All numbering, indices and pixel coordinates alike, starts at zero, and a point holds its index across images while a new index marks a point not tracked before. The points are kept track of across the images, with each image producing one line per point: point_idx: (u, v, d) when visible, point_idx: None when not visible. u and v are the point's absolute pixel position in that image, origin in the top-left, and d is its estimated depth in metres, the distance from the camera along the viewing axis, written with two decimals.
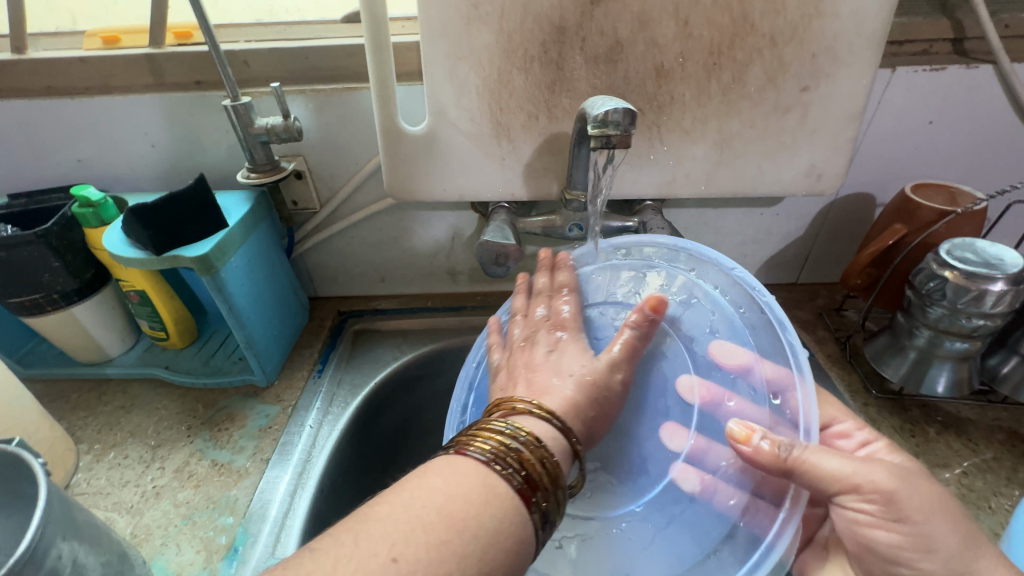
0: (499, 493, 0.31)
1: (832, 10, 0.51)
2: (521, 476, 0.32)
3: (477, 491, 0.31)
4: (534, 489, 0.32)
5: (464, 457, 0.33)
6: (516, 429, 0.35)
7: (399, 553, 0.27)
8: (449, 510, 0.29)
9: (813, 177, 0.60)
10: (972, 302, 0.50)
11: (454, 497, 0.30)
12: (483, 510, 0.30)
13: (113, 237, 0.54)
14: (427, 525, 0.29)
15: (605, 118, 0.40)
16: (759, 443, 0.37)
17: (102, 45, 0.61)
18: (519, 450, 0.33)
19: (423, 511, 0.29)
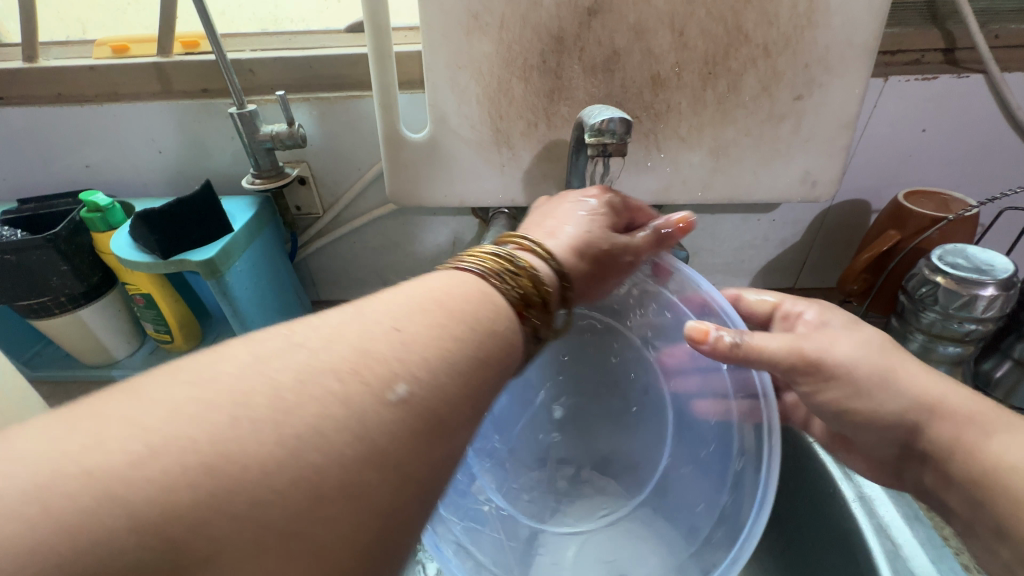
0: (489, 292, 0.33)
1: (823, 21, 0.52)
2: (517, 293, 0.34)
3: (468, 289, 0.32)
4: (528, 306, 0.34)
5: (460, 269, 0.34)
6: (513, 257, 0.36)
7: (401, 327, 0.28)
8: (441, 300, 0.30)
9: (808, 183, 0.61)
10: (963, 307, 0.50)
11: (443, 288, 0.31)
12: (470, 304, 0.31)
13: (121, 242, 0.55)
14: (418, 308, 0.29)
15: (601, 127, 0.41)
16: (719, 334, 0.39)
17: (111, 54, 0.63)
18: (517, 273, 0.35)
19: (415, 296, 0.30)
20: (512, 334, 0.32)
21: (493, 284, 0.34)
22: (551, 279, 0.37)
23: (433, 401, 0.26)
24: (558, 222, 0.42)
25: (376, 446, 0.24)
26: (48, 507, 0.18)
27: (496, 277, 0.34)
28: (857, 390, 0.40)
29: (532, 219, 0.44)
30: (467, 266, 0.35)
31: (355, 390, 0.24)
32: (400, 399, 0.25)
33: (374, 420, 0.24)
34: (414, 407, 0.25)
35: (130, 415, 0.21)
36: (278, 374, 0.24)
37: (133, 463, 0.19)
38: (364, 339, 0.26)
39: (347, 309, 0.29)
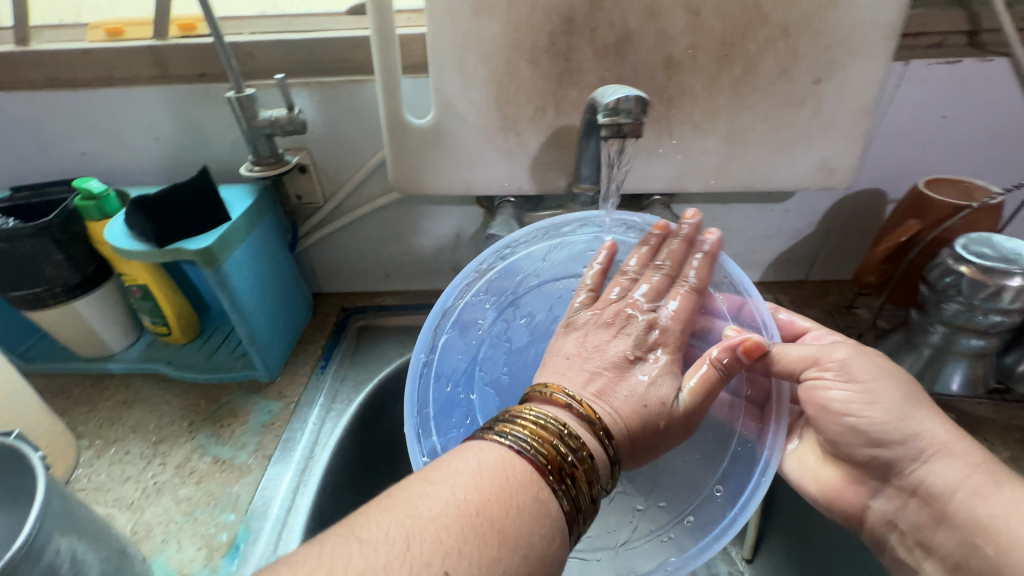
0: (538, 498, 0.28)
1: (845, 0, 0.50)
2: (570, 497, 0.29)
3: (520, 495, 0.28)
4: (578, 510, 0.30)
5: (513, 451, 0.30)
6: (558, 430, 0.32)
7: (452, 566, 0.25)
8: (494, 516, 0.27)
9: (825, 171, 0.59)
10: (989, 298, 0.49)
11: (493, 492, 0.28)
12: (520, 521, 0.27)
13: (116, 230, 0.54)
14: (467, 527, 0.26)
15: (616, 106, 0.39)
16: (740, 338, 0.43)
17: (106, 37, 0.61)
18: (571, 465, 0.30)
19: (465, 508, 0.27)
20: (557, 552, 0.28)
21: (546, 483, 0.29)
22: (600, 452, 0.33)
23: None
24: (619, 376, 0.38)
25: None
26: None
27: (551, 472, 0.29)
28: (871, 397, 0.43)
29: (576, 344, 0.42)
30: (517, 445, 0.30)
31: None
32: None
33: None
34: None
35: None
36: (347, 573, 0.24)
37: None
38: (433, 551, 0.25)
39: (416, 481, 0.28)
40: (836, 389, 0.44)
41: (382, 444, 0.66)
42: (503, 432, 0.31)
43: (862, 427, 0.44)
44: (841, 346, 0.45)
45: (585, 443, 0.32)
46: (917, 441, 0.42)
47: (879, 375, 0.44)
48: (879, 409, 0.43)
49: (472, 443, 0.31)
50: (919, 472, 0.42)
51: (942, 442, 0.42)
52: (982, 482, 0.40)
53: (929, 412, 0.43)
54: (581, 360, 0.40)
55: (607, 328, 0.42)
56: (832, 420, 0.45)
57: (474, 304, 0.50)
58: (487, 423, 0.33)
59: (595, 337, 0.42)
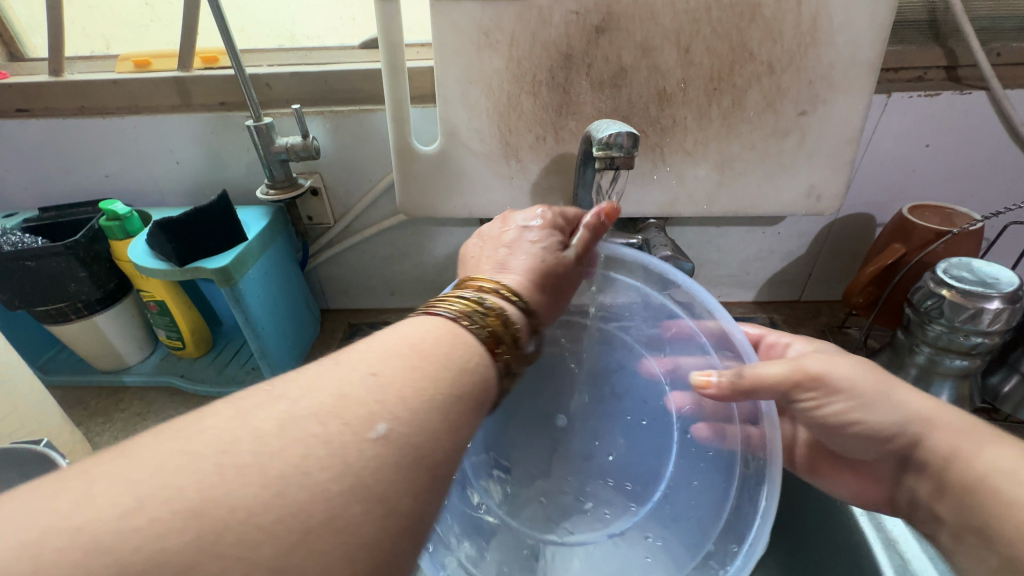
0: (460, 344, 0.31)
1: (826, 39, 0.53)
2: (487, 332, 0.33)
3: (441, 345, 0.30)
4: (497, 343, 0.33)
5: (430, 314, 0.33)
6: (481, 298, 0.35)
7: (380, 371, 0.27)
8: (417, 345, 0.30)
9: (812, 197, 0.62)
10: (969, 320, 0.51)
11: (415, 342, 0.30)
12: (443, 355, 0.30)
13: (138, 249, 0.57)
14: (397, 354, 0.29)
15: (609, 141, 0.42)
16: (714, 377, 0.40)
17: (133, 69, 0.65)
18: (484, 312, 0.34)
19: (375, 363, 0.28)
20: (486, 374, 0.31)
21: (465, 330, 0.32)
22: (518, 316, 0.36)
23: (417, 437, 0.25)
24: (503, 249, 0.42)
25: (368, 485, 0.23)
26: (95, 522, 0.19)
27: (469, 319, 0.33)
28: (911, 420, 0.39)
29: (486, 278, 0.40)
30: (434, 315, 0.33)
31: (338, 433, 0.24)
32: (383, 435, 0.24)
33: (357, 457, 0.23)
34: (399, 445, 0.24)
35: (112, 479, 0.21)
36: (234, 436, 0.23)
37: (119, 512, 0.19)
38: (344, 384, 0.26)
39: (328, 359, 0.28)
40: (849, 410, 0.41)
41: None
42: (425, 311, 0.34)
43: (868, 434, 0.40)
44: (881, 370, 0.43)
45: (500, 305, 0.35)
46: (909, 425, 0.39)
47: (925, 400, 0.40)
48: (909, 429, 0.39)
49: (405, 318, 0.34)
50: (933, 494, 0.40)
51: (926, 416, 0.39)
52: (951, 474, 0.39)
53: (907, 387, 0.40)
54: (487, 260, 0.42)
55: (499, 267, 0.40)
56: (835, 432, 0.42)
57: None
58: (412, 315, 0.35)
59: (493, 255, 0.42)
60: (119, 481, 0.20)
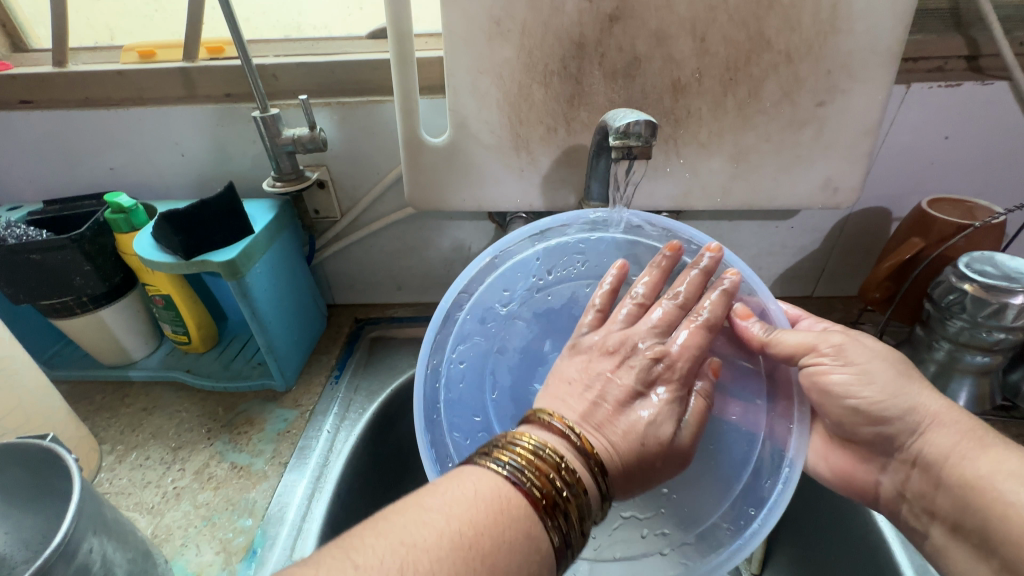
0: (532, 534, 0.29)
1: (846, 27, 0.52)
2: (561, 534, 0.30)
3: (512, 530, 0.28)
4: (566, 545, 0.30)
5: (510, 483, 0.30)
6: (566, 475, 0.32)
7: None
8: (486, 549, 0.27)
9: (828, 190, 0.61)
10: (992, 315, 0.50)
11: (487, 524, 0.28)
12: (511, 557, 0.28)
13: (144, 242, 0.56)
14: (460, 559, 0.26)
15: (626, 130, 0.41)
16: (753, 324, 0.46)
17: (138, 59, 0.64)
18: (565, 502, 0.31)
19: (459, 543, 0.27)
20: None
21: (539, 518, 0.30)
22: (591, 483, 0.33)
23: None
24: (618, 367, 0.41)
25: None
26: None
27: (546, 510, 0.30)
28: (867, 378, 0.45)
29: (578, 370, 0.42)
30: (511, 475, 0.30)
31: None
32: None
33: None
34: None
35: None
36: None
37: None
38: (432, 563, 0.26)
39: (397, 538, 0.27)
40: (836, 373, 0.45)
41: (394, 453, 0.67)
42: (499, 459, 0.31)
43: (863, 408, 0.45)
44: (847, 334, 0.46)
45: (582, 476, 0.33)
46: (913, 415, 0.44)
47: (872, 357, 0.45)
48: (875, 389, 0.45)
49: (473, 468, 0.31)
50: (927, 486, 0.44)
51: (935, 413, 0.43)
52: (970, 446, 0.42)
53: (922, 385, 0.45)
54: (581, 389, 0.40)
55: (610, 357, 0.42)
56: (834, 404, 0.46)
57: (515, 272, 0.51)
58: (480, 447, 0.33)
59: (596, 365, 0.41)
60: None
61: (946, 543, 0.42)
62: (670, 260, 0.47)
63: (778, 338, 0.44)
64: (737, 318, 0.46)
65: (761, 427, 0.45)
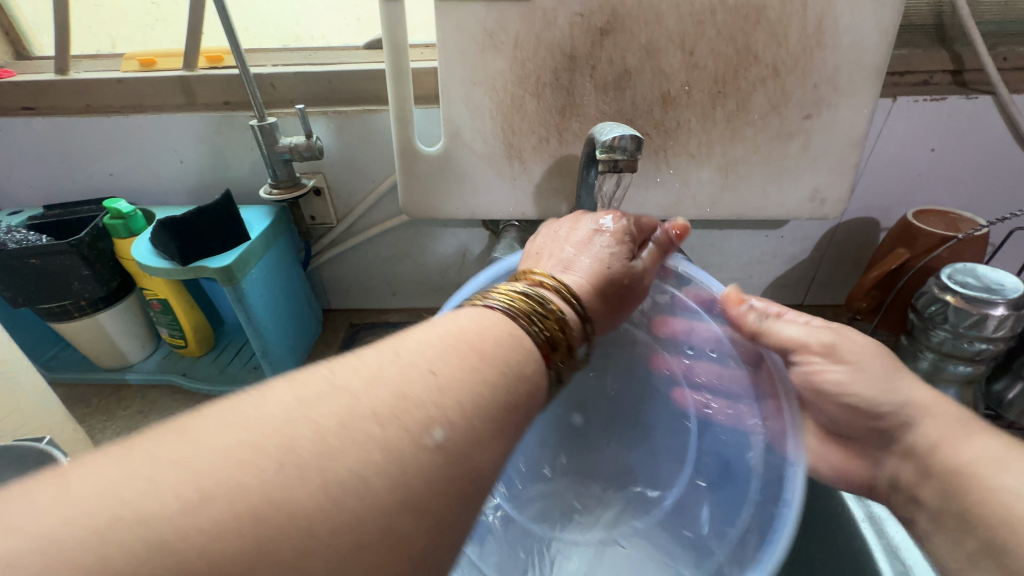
0: (520, 338, 0.31)
1: (831, 42, 0.53)
2: (544, 335, 0.32)
3: (497, 331, 0.30)
4: (553, 349, 0.32)
5: (485, 307, 0.32)
6: (542, 298, 0.34)
7: (437, 369, 0.26)
8: (475, 343, 0.29)
9: (817, 201, 0.62)
10: (974, 326, 0.51)
11: (482, 329, 0.30)
12: (502, 346, 0.29)
13: (142, 248, 0.57)
14: (450, 346, 0.28)
15: (613, 144, 0.42)
16: (746, 310, 0.44)
17: (139, 68, 0.65)
18: (542, 314, 0.33)
19: (443, 339, 0.28)
20: (537, 385, 0.30)
21: (521, 326, 0.32)
22: (575, 322, 0.35)
23: (470, 447, 0.25)
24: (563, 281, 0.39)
25: (418, 497, 0.22)
26: (127, 502, 0.18)
27: (522, 318, 0.32)
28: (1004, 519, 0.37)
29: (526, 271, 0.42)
30: (494, 304, 0.33)
31: (396, 438, 0.23)
32: (438, 443, 0.23)
33: (414, 466, 0.22)
34: (452, 453, 0.24)
35: (171, 457, 0.20)
36: (330, 428, 0.22)
37: (173, 510, 0.18)
38: (404, 379, 0.25)
39: (384, 350, 0.27)
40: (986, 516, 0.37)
41: None
42: (489, 298, 0.33)
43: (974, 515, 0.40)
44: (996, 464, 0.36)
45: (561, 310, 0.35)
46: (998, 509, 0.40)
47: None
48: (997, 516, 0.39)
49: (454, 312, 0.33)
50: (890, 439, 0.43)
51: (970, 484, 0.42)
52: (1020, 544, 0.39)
53: None
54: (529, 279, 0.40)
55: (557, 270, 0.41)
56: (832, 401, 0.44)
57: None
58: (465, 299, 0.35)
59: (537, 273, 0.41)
60: (131, 477, 0.19)
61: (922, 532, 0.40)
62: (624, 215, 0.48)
63: (768, 328, 0.44)
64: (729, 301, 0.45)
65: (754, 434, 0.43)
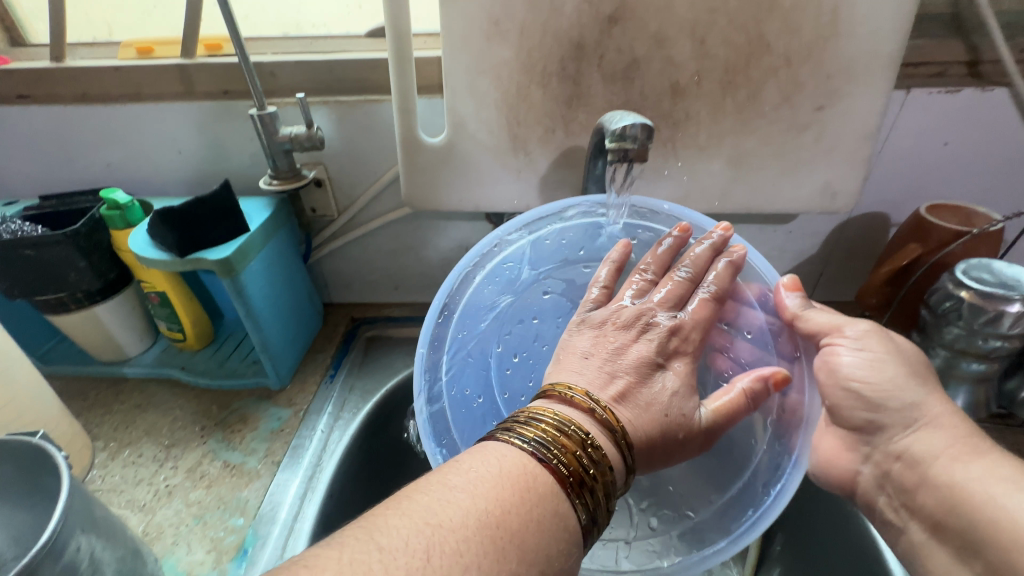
0: (560, 512, 0.29)
1: (846, 32, 0.51)
2: (586, 511, 0.30)
3: (540, 510, 0.29)
4: (593, 524, 0.31)
5: (531, 455, 0.31)
6: (590, 444, 0.32)
7: None
8: (513, 527, 0.28)
9: (827, 195, 0.61)
10: (989, 323, 0.50)
11: (514, 503, 0.28)
12: (542, 537, 0.28)
13: (138, 238, 0.56)
14: (488, 541, 0.27)
15: (623, 132, 0.41)
16: (792, 298, 0.46)
17: (136, 55, 0.64)
18: (589, 474, 0.31)
19: (484, 521, 0.27)
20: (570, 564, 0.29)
21: (567, 496, 0.30)
22: (619, 466, 0.34)
23: None
24: (639, 382, 0.39)
25: None
26: None
27: (571, 487, 0.30)
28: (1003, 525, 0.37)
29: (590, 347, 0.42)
30: (531, 448, 0.31)
31: None
32: None
33: None
34: None
35: None
36: None
37: None
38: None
39: (426, 521, 0.27)
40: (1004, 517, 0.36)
41: (387, 453, 0.67)
42: (522, 435, 0.32)
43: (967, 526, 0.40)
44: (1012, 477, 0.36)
45: (606, 451, 0.33)
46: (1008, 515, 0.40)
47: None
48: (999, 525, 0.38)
49: (495, 441, 0.33)
50: (906, 440, 0.43)
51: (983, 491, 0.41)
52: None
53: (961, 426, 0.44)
54: (599, 359, 0.40)
55: (625, 331, 0.42)
56: (837, 384, 0.46)
57: (503, 266, 0.50)
58: (501, 423, 0.34)
59: (611, 339, 0.42)
60: None
61: (923, 540, 0.42)
62: (679, 241, 0.48)
63: (810, 315, 0.45)
64: (782, 289, 0.47)
65: (769, 412, 0.45)
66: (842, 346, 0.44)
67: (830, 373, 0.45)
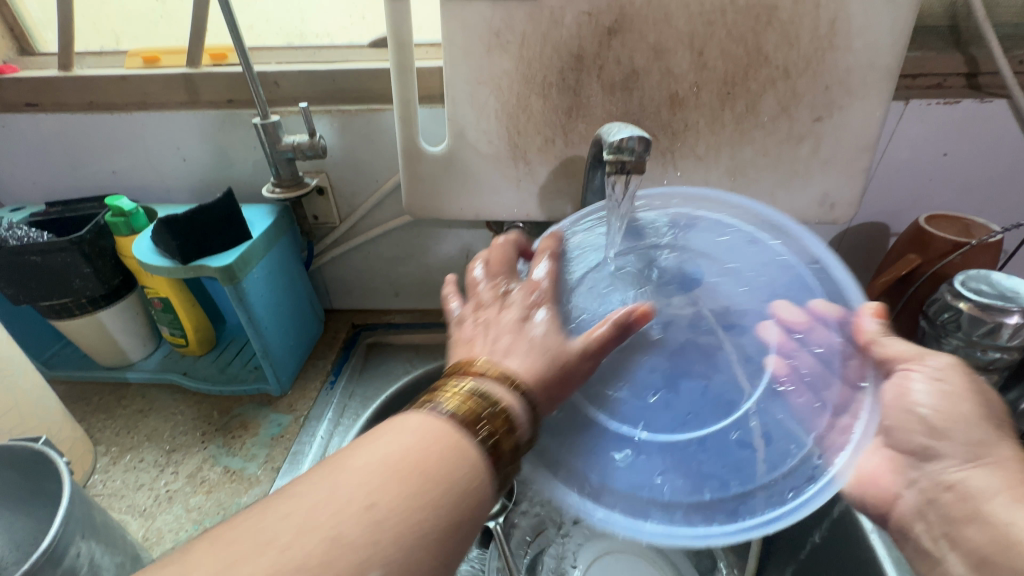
0: (459, 448, 0.28)
1: (844, 44, 0.52)
2: (486, 443, 0.29)
3: (437, 448, 0.28)
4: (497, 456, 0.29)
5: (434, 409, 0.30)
6: (482, 391, 0.31)
7: (376, 503, 0.25)
8: (418, 463, 0.27)
9: (826, 206, 0.61)
10: (988, 334, 0.49)
11: (413, 445, 0.28)
12: (446, 471, 0.27)
13: (142, 246, 0.57)
14: (391, 477, 0.26)
15: (620, 144, 0.41)
16: (871, 322, 0.42)
17: (142, 64, 0.65)
18: (483, 416, 0.30)
19: (384, 463, 0.27)
20: (482, 495, 0.28)
21: (466, 435, 0.29)
22: (516, 407, 0.31)
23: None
24: (516, 334, 0.36)
25: None
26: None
27: (467, 424, 0.29)
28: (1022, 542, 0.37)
29: (473, 328, 0.38)
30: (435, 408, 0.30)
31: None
32: None
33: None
34: None
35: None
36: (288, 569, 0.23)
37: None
38: (337, 519, 0.25)
39: (330, 469, 0.27)
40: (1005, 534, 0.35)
41: None
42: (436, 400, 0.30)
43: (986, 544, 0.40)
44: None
45: (500, 396, 0.31)
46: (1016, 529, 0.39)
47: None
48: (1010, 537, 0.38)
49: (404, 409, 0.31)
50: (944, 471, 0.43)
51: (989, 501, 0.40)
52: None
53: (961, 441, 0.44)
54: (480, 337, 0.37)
55: (488, 310, 0.40)
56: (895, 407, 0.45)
57: None
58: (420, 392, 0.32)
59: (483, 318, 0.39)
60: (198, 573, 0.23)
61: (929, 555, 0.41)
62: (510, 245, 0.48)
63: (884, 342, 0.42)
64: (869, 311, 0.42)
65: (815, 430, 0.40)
66: (917, 373, 0.44)
67: (898, 391, 0.44)
